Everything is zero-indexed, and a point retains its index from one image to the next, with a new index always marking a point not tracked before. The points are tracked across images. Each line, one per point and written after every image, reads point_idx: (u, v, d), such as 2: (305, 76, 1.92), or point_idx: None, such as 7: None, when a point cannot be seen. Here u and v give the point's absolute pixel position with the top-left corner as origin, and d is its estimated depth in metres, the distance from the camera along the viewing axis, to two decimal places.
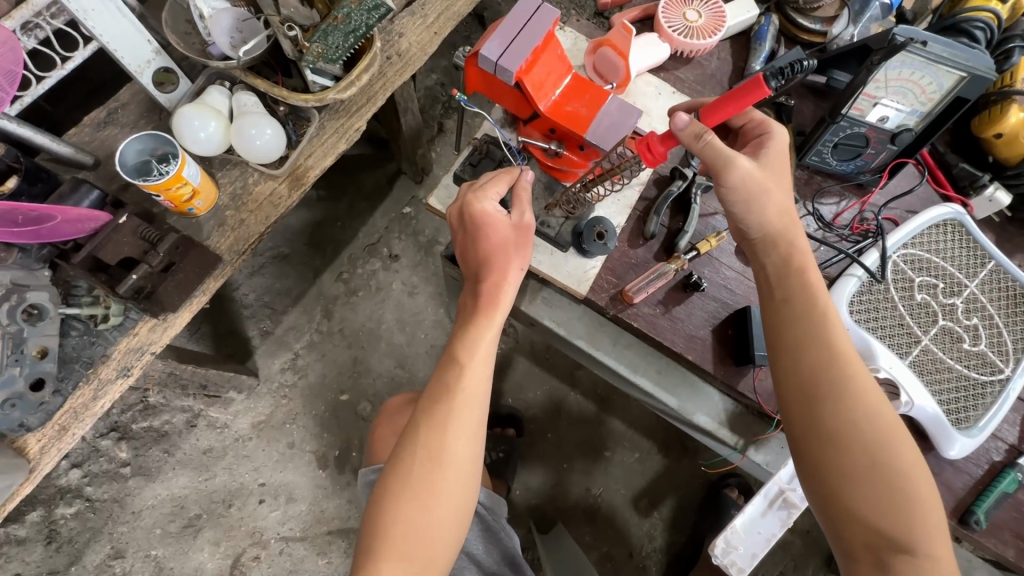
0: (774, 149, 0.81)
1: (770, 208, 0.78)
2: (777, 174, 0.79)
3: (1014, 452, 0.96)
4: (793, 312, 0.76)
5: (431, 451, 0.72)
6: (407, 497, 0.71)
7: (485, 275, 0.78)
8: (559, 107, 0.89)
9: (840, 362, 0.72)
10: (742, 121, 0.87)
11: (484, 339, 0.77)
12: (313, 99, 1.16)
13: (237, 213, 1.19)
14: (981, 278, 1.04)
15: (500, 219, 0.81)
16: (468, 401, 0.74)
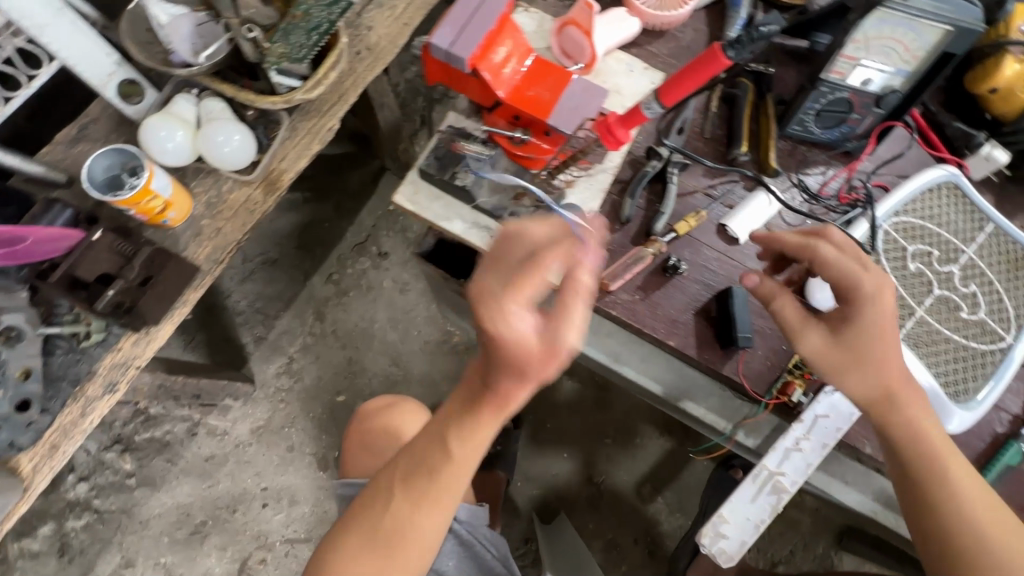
0: (860, 331, 0.75)
1: (868, 364, 0.75)
2: (857, 356, 0.75)
3: (1018, 422, 0.92)
4: (902, 442, 0.77)
5: (394, 517, 0.74)
6: (363, 540, 0.75)
7: (502, 375, 0.64)
8: (520, 93, 0.86)
9: (946, 492, 0.75)
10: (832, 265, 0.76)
11: (482, 437, 0.70)
12: (280, 100, 1.13)
13: (213, 222, 1.18)
14: (979, 243, 0.99)
15: (525, 334, 0.60)
16: (445, 486, 0.73)
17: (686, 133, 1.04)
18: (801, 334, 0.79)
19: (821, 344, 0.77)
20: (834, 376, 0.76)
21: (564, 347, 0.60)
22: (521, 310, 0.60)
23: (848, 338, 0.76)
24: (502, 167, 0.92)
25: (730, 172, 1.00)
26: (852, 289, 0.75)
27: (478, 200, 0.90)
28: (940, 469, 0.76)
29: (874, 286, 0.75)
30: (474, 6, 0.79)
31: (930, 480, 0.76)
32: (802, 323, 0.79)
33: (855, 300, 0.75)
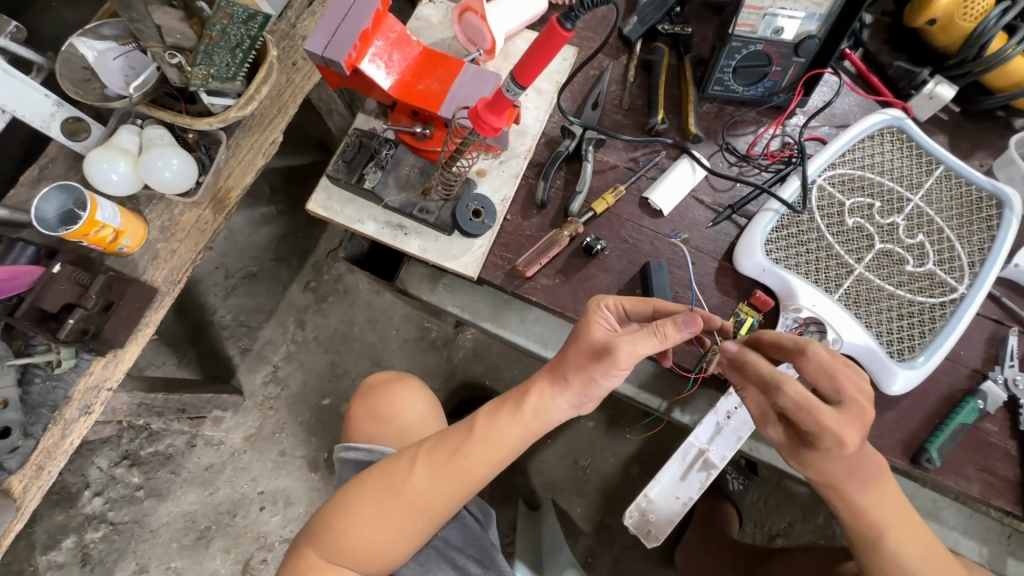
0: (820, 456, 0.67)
1: (822, 473, 0.69)
2: (819, 469, 0.69)
3: (977, 376, 0.87)
4: (851, 523, 0.72)
5: (413, 488, 0.73)
6: (373, 499, 0.74)
7: (549, 367, 0.72)
8: (410, 87, 0.86)
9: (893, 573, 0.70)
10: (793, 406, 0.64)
11: (504, 421, 0.72)
12: (216, 120, 1.10)
13: (167, 245, 1.18)
14: (926, 189, 0.93)
15: (597, 327, 0.69)
16: (474, 470, 0.73)
17: (605, 106, 1.00)
18: (767, 427, 0.72)
19: (784, 444, 0.72)
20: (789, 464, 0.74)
21: (610, 351, 0.64)
22: (609, 310, 0.72)
23: (806, 454, 0.69)
24: (409, 163, 0.92)
25: (651, 142, 0.97)
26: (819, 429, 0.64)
27: (386, 199, 0.90)
28: (878, 547, 0.70)
29: (837, 443, 0.64)
30: (346, 7, 0.79)
31: (878, 561, 0.71)
32: (762, 421, 0.72)
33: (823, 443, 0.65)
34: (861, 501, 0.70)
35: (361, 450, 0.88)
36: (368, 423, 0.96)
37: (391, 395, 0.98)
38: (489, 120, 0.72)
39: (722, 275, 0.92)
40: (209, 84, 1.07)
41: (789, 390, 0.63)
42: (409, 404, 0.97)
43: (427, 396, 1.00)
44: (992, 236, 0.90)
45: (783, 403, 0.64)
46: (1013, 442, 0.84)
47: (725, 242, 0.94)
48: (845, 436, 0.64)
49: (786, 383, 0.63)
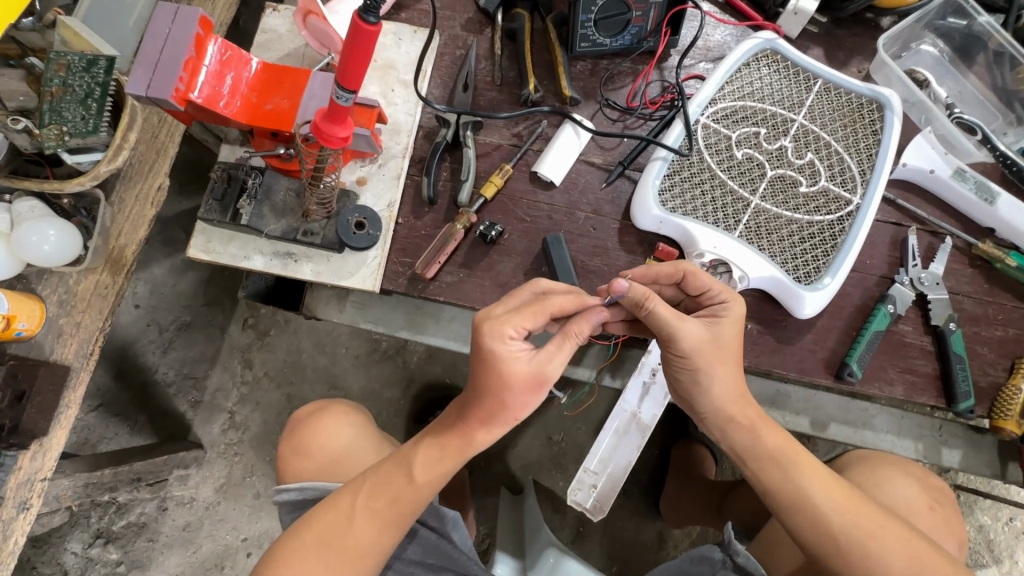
0: (731, 326, 0.69)
1: (731, 353, 0.69)
2: (728, 351, 0.69)
3: (886, 281, 0.88)
4: (758, 469, 0.70)
5: (356, 537, 0.73)
6: (313, 555, 0.72)
7: (477, 413, 0.71)
8: (259, 109, 0.81)
9: (814, 506, 0.66)
10: (695, 287, 0.73)
11: (446, 466, 0.74)
12: (87, 178, 0.91)
13: (72, 318, 0.97)
14: (808, 106, 0.92)
15: (518, 362, 0.67)
16: (414, 507, 0.74)
17: (477, 85, 0.96)
18: (682, 321, 0.67)
19: (700, 336, 0.67)
20: (706, 369, 0.68)
21: (547, 379, 0.67)
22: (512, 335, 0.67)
23: (722, 330, 0.68)
24: (282, 187, 0.87)
25: (531, 114, 0.94)
26: (716, 291, 0.72)
27: (266, 230, 0.85)
28: (790, 483, 0.68)
29: (737, 301, 0.71)
30: (164, 37, 0.73)
31: (792, 502, 0.67)
32: (680, 316, 0.67)
33: (727, 308, 0.70)
34: (757, 436, 0.70)
35: (294, 490, 0.87)
36: (299, 461, 0.96)
37: (318, 428, 0.99)
38: (332, 131, 0.69)
39: (624, 235, 0.91)
40: (65, 144, 0.89)
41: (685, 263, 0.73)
42: (335, 435, 0.98)
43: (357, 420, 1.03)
44: (877, 140, 0.90)
45: (691, 270, 0.71)
46: (927, 338, 0.85)
47: (623, 201, 0.92)
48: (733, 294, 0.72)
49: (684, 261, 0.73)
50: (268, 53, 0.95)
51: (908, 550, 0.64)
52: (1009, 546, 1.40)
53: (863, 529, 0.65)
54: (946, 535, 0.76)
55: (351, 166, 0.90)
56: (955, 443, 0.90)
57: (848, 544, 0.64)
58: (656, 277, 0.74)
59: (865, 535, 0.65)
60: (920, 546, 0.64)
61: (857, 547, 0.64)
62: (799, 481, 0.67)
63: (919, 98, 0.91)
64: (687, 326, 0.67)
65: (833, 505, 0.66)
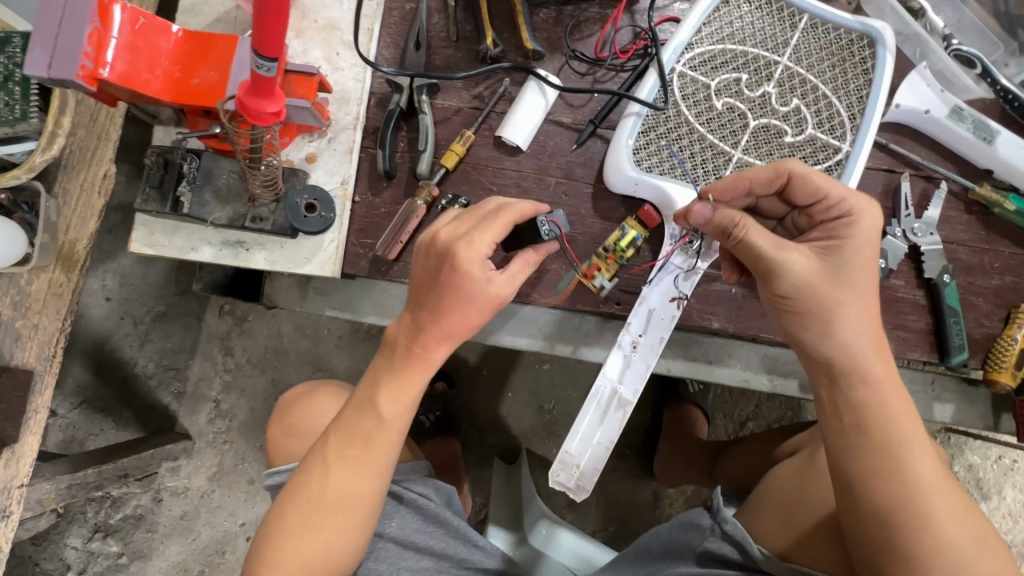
0: (848, 248, 0.65)
1: (856, 286, 0.64)
2: (846, 279, 0.64)
3: (878, 234, 0.83)
4: (860, 424, 0.63)
5: (340, 487, 0.70)
6: (309, 510, 0.70)
7: (435, 333, 0.68)
8: (185, 85, 0.73)
9: (908, 477, 0.60)
10: (807, 196, 0.68)
11: (410, 394, 0.71)
12: (22, 170, 0.84)
13: (26, 319, 0.90)
14: (793, 46, 0.84)
15: (487, 283, 0.66)
16: (386, 442, 0.71)
17: (431, 43, 0.87)
18: (784, 254, 0.64)
19: (803, 268, 0.64)
20: (819, 306, 0.64)
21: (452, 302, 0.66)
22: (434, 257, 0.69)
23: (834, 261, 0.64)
24: (224, 170, 0.79)
25: (491, 72, 0.85)
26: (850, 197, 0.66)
27: (209, 218, 0.79)
28: (889, 449, 0.61)
29: (864, 212, 0.65)
30: (61, 6, 0.64)
31: (885, 463, 0.61)
32: (781, 247, 0.64)
33: (848, 226, 0.65)
34: (875, 391, 0.64)
35: (283, 472, 0.85)
36: (290, 442, 0.95)
37: (305, 410, 0.97)
38: (260, 106, 0.61)
39: (599, 199, 0.84)
40: None
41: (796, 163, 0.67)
42: (321, 415, 0.96)
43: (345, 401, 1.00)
44: (869, 79, 0.82)
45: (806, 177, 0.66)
46: (920, 291, 0.81)
47: (596, 163, 0.85)
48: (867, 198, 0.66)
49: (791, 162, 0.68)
50: (196, 19, 0.85)
51: (984, 531, 0.60)
52: (996, 483, 1.42)
53: (951, 507, 0.59)
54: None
55: (298, 141, 0.83)
56: (948, 397, 0.86)
57: (933, 519, 0.58)
58: (753, 183, 0.69)
59: (951, 514, 0.59)
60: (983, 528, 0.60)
61: (943, 525, 0.58)
62: (899, 447, 0.61)
63: (915, 29, 0.83)
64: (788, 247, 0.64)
65: (927, 478, 0.60)
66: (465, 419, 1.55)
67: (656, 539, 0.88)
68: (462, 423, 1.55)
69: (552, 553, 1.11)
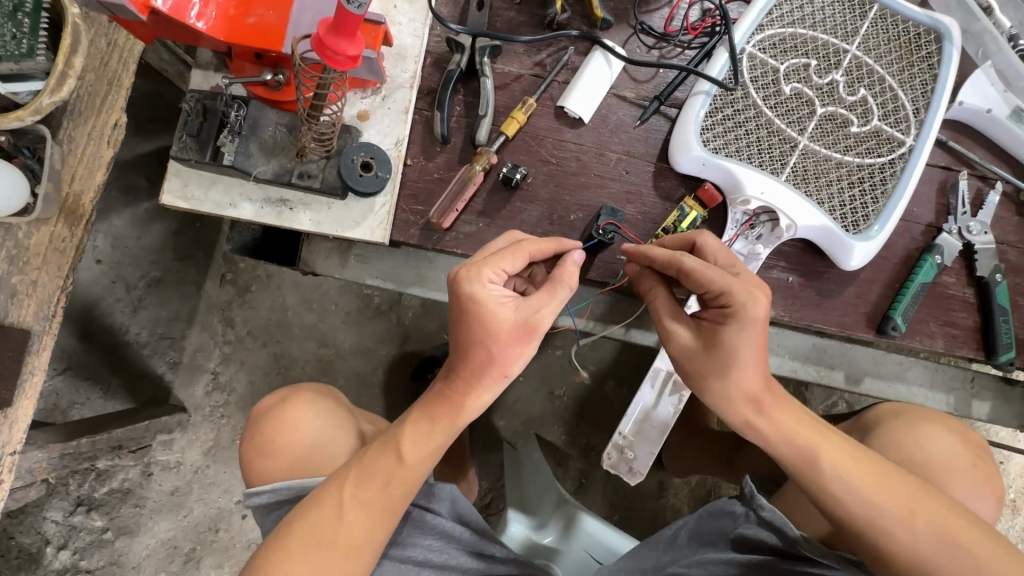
0: (730, 330, 0.57)
1: (741, 357, 0.58)
2: (734, 356, 0.57)
3: (932, 231, 0.83)
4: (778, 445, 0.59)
5: (343, 529, 0.65)
6: (301, 553, 0.64)
7: (465, 375, 0.65)
8: (240, 23, 0.67)
9: (830, 497, 0.56)
10: (697, 283, 0.58)
11: (437, 440, 0.67)
12: (27, 112, 0.76)
13: (23, 275, 0.82)
14: (862, 36, 0.83)
15: (500, 310, 0.63)
16: (401, 487, 0.67)
17: (493, 4, 0.82)
18: (673, 322, 0.62)
19: (693, 339, 0.61)
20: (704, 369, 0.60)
21: (533, 324, 0.63)
22: (492, 281, 0.64)
23: (719, 341, 0.58)
24: (271, 122, 0.74)
25: (556, 39, 0.82)
26: (734, 288, 0.56)
27: (254, 171, 0.73)
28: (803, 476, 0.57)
29: (751, 300, 0.56)
30: None
31: (809, 474, 0.58)
32: (673, 316, 0.62)
33: (732, 311, 0.56)
34: (773, 407, 0.59)
35: (265, 492, 0.76)
36: (266, 461, 0.83)
37: (279, 423, 0.85)
38: (339, 47, 0.56)
39: (660, 178, 0.82)
40: None
41: (689, 254, 0.57)
42: (301, 425, 0.85)
43: (328, 406, 0.89)
44: (934, 74, 0.82)
45: (689, 268, 0.57)
46: (970, 289, 0.82)
47: (657, 141, 0.83)
48: (758, 290, 0.56)
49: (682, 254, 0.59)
50: None
51: (940, 526, 0.54)
52: None
53: (888, 512, 0.55)
54: (985, 495, 0.68)
55: (351, 97, 0.78)
56: (985, 395, 0.87)
57: (877, 525, 0.55)
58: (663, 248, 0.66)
59: (890, 518, 0.55)
60: (946, 517, 0.55)
61: (882, 534, 0.55)
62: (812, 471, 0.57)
63: (982, 27, 0.83)
64: (672, 313, 0.62)
65: (857, 491, 0.56)
66: None
67: (684, 527, 0.88)
68: None
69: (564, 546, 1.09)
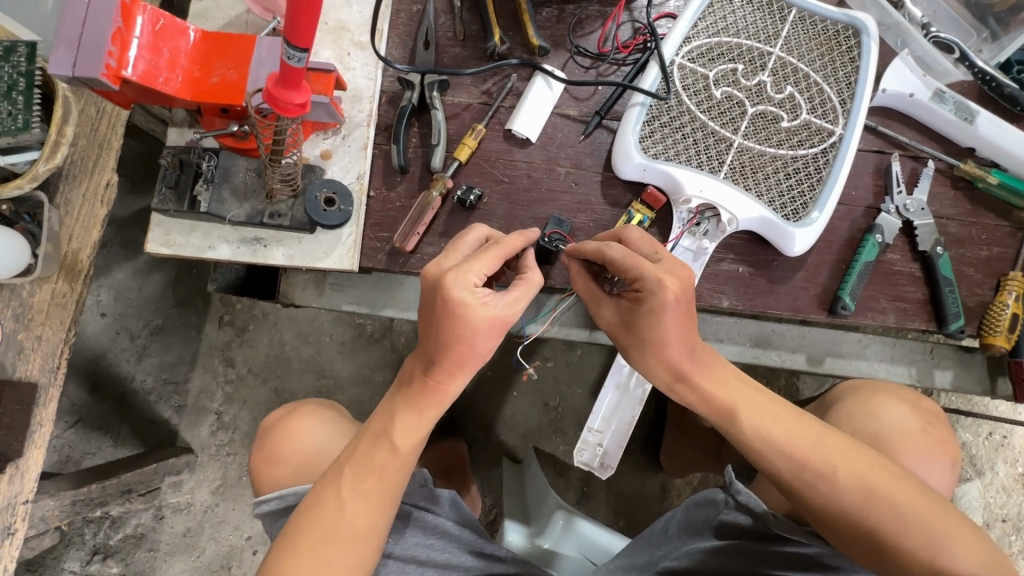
0: (647, 315, 0.62)
1: (663, 338, 0.63)
2: (649, 335, 0.63)
3: (872, 211, 0.87)
4: (720, 415, 0.65)
5: (346, 520, 0.70)
6: (311, 550, 0.69)
7: (448, 365, 0.69)
8: (204, 83, 0.74)
9: (759, 454, 0.63)
10: (624, 271, 0.63)
11: (424, 425, 0.73)
12: (25, 180, 0.84)
13: (31, 331, 0.88)
14: (784, 37, 0.89)
15: (485, 309, 0.66)
16: (397, 469, 0.72)
17: (439, 42, 0.90)
18: (600, 303, 0.68)
19: (614, 321, 0.67)
20: (629, 347, 0.67)
21: (508, 321, 0.68)
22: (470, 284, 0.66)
23: (636, 322, 0.64)
24: (242, 168, 0.80)
25: (499, 68, 0.88)
26: (646, 277, 0.60)
27: (228, 216, 0.80)
28: (737, 436, 0.64)
29: (664, 287, 0.60)
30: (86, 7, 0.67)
31: (748, 439, 0.64)
32: (594, 299, 0.68)
33: (647, 297, 0.61)
34: (715, 379, 0.65)
35: (275, 498, 0.79)
36: (272, 470, 0.86)
37: (286, 432, 0.89)
38: (288, 97, 0.62)
39: (608, 186, 0.87)
40: None
41: (610, 244, 0.63)
42: (306, 434, 0.88)
43: (330, 416, 0.93)
44: (856, 66, 0.87)
45: (611, 257, 0.63)
46: (915, 264, 0.85)
47: (602, 152, 0.88)
48: (669, 280, 0.60)
49: (610, 243, 0.64)
50: (207, 23, 0.87)
51: (859, 479, 0.60)
52: (988, 459, 1.46)
53: (814, 469, 0.61)
54: (939, 457, 0.72)
55: (313, 139, 0.85)
56: (946, 364, 0.89)
57: (804, 481, 0.62)
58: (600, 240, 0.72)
59: (816, 475, 0.61)
60: (871, 475, 0.60)
61: (808, 488, 0.62)
62: (745, 430, 0.63)
63: (895, 19, 0.89)
64: (598, 296, 0.68)
65: (784, 450, 0.62)
66: (470, 420, 1.55)
67: (674, 519, 0.88)
68: (468, 424, 1.55)
69: (562, 549, 1.11)
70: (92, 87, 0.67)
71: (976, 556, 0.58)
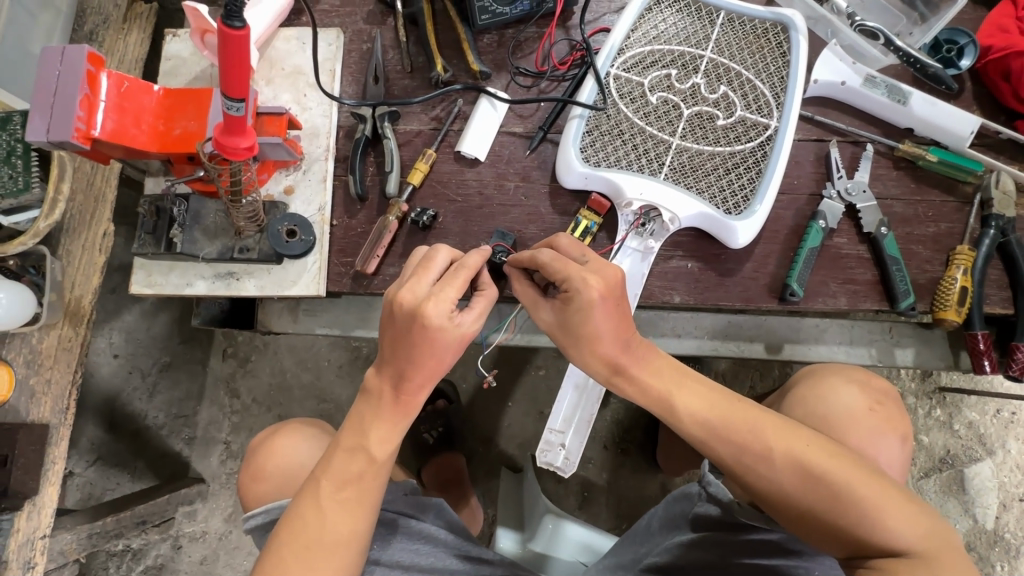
0: (577, 313, 0.66)
1: (595, 335, 0.67)
2: (585, 333, 0.67)
3: (816, 198, 0.89)
4: (662, 407, 0.68)
5: (329, 529, 0.73)
6: (296, 559, 0.71)
7: (419, 379, 0.73)
8: (168, 135, 0.81)
9: (700, 441, 0.66)
10: (555, 274, 0.67)
11: (397, 432, 0.76)
12: (28, 236, 0.92)
13: (40, 376, 0.95)
14: (714, 39, 0.91)
15: (455, 328, 0.70)
16: (374, 476, 0.75)
17: (388, 76, 0.96)
18: (537, 305, 0.72)
19: (552, 322, 0.71)
20: (569, 348, 0.70)
21: (471, 336, 0.72)
22: (441, 309, 0.69)
23: (569, 322, 0.68)
24: (211, 210, 0.87)
25: (445, 94, 0.94)
26: (572, 278, 0.65)
27: (202, 253, 0.86)
28: (679, 425, 0.67)
29: (589, 287, 0.64)
30: (56, 76, 0.74)
31: (688, 426, 0.67)
32: (532, 303, 0.72)
33: (576, 299, 0.65)
34: (653, 372, 0.69)
35: (260, 513, 0.83)
36: (259, 488, 0.91)
37: (271, 451, 0.94)
38: (234, 143, 0.70)
39: (556, 197, 0.91)
40: None
41: (541, 252, 0.68)
42: (288, 451, 0.93)
43: (313, 434, 0.98)
44: (787, 60, 0.90)
45: (541, 262, 0.68)
46: (863, 246, 0.87)
47: (549, 165, 0.93)
48: (592, 279, 0.65)
49: (541, 250, 0.69)
50: (175, 80, 0.94)
51: (796, 460, 0.63)
52: (999, 437, 1.39)
53: (752, 452, 0.64)
54: (887, 434, 0.74)
55: (276, 177, 0.91)
56: (906, 342, 0.93)
57: (743, 464, 0.64)
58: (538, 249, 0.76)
59: (755, 458, 0.64)
60: (807, 453, 0.63)
61: (748, 471, 0.65)
62: (684, 418, 0.67)
63: (821, 13, 0.91)
64: (534, 300, 0.72)
65: (722, 435, 0.65)
66: (467, 433, 1.58)
67: (655, 515, 0.90)
68: (466, 436, 1.58)
69: (556, 553, 1.13)
70: (66, 148, 0.75)
71: (915, 528, 0.60)
